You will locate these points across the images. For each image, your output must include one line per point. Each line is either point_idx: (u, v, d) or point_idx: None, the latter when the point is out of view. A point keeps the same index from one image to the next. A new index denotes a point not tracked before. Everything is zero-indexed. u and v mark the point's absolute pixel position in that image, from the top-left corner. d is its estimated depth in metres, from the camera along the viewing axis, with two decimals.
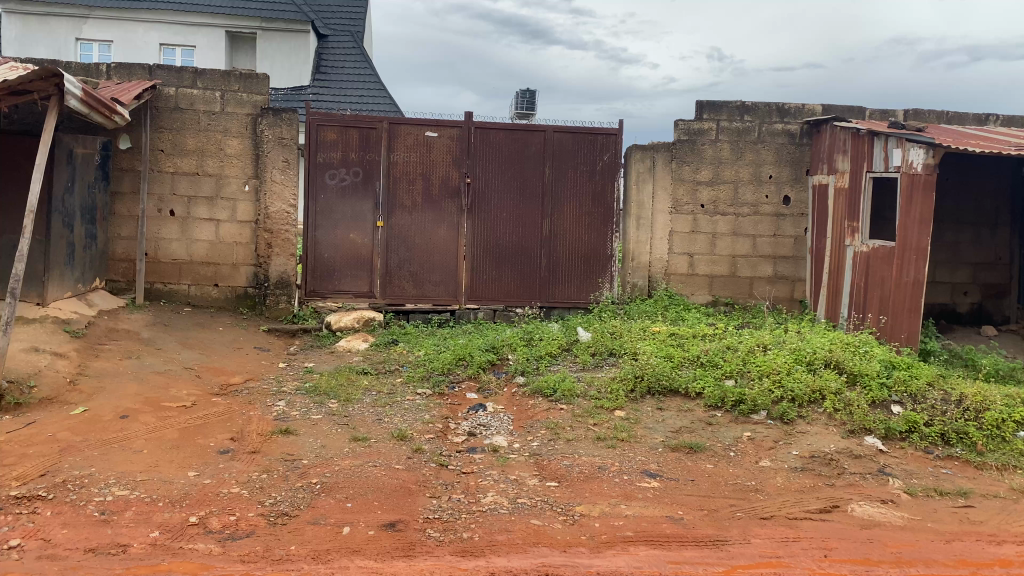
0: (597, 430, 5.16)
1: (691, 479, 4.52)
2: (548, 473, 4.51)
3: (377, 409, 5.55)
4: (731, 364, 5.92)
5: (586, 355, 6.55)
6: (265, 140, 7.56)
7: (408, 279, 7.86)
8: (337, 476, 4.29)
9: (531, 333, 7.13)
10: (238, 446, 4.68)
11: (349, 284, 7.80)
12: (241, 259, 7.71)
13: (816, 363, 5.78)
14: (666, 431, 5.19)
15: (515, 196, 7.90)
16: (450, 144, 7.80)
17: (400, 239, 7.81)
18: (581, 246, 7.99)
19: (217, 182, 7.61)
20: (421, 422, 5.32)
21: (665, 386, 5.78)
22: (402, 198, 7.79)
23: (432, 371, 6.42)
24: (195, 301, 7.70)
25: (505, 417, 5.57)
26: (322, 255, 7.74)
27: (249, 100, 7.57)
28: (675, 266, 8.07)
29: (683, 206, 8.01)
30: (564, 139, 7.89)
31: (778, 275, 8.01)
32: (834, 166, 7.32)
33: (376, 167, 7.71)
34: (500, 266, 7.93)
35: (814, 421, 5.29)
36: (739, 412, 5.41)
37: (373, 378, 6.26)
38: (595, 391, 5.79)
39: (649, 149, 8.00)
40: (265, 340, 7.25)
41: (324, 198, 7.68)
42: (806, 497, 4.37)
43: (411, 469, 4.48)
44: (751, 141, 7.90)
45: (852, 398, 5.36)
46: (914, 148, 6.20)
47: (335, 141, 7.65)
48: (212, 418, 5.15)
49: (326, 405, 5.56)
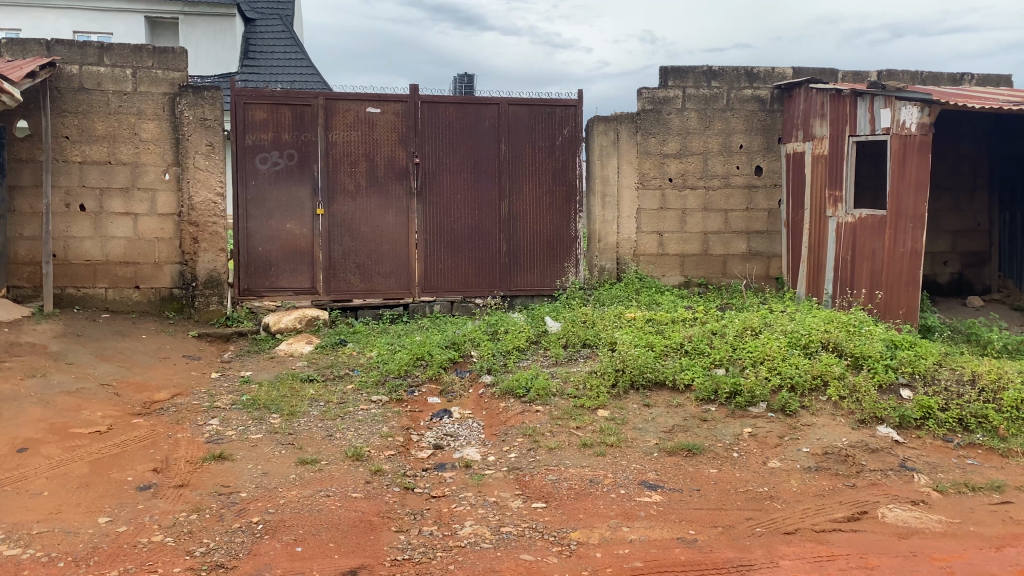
0: (581, 435, 4.53)
1: (697, 490, 3.92)
2: (533, 492, 3.86)
3: (327, 423, 4.84)
4: (719, 351, 5.35)
5: (558, 348, 5.92)
6: (186, 123, 6.73)
7: (353, 271, 7.12)
8: (282, 513, 3.58)
9: (495, 326, 6.47)
10: (162, 480, 3.92)
11: (288, 280, 7.02)
12: (165, 256, 6.87)
13: (812, 347, 5.25)
14: (657, 431, 4.58)
15: (468, 175, 7.21)
16: (394, 121, 7.06)
17: (344, 228, 7.07)
18: (543, 229, 7.35)
19: (133, 171, 6.74)
20: (379, 436, 4.62)
21: (650, 379, 5.18)
22: (343, 182, 7.03)
23: (387, 375, 5.71)
24: (113, 306, 6.83)
25: (474, 425, 4.91)
26: (255, 249, 6.94)
27: (166, 77, 6.73)
28: (644, 246, 7.50)
29: (650, 180, 7.42)
30: (519, 112, 7.22)
31: (753, 252, 7.52)
32: (811, 132, 6.81)
33: (313, 149, 6.94)
34: (456, 253, 7.25)
35: (819, 411, 4.76)
36: (736, 405, 4.84)
37: (320, 386, 5.53)
38: (573, 388, 5.17)
39: (613, 120, 7.36)
40: (195, 347, 6.44)
41: (255, 184, 6.88)
42: (829, 504, 3.82)
43: (371, 497, 3.79)
44: (719, 108, 7.36)
45: (857, 383, 4.84)
46: (905, 107, 5.72)
47: (265, 121, 6.85)
48: (132, 445, 4.37)
49: (266, 422, 4.82)
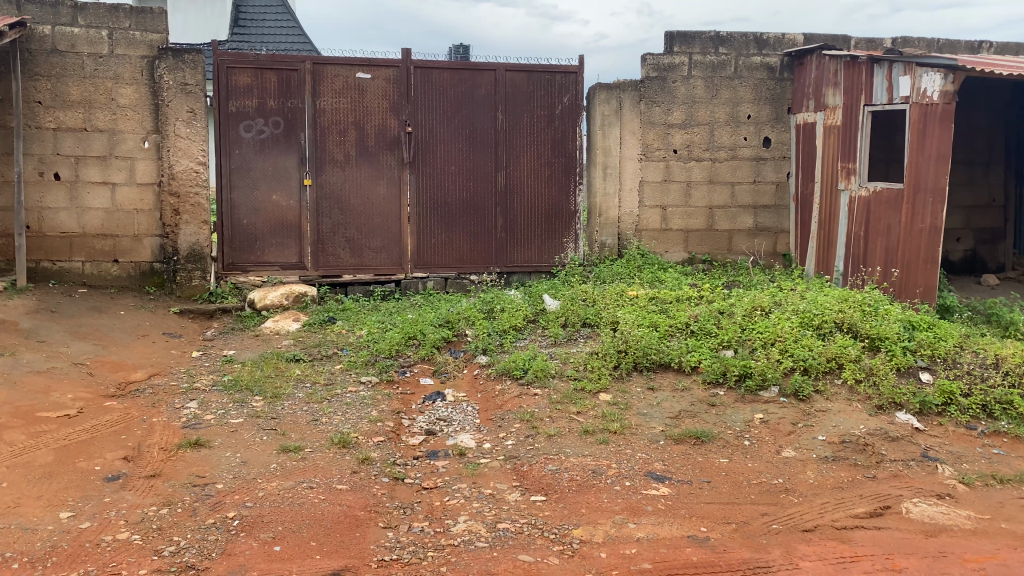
0: (583, 421, 4.26)
1: (708, 482, 3.65)
2: (532, 484, 3.59)
3: (313, 406, 4.56)
4: (728, 331, 5.08)
5: (557, 327, 5.63)
6: (166, 88, 6.38)
7: (343, 245, 6.81)
8: (261, 507, 3.31)
9: (490, 303, 6.18)
10: (133, 470, 3.63)
11: (274, 255, 6.71)
12: (145, 228, 6.55)
13: (826, 327, 4.97)
14: (663, 417, 4.31)
15: (463, 145, 6.89)
16: (386, 87, 6.71)
17: (332, 200, 6.75)
18: (541, 202, 7.04)
19: (110, 139, 6.40)
20: (367, 421, 4.33)
21: (654, 361, 4.90)
22: (332, 151, 6.70)
23: (378, 355, 5.42)
24: (90, 281, 6.52)
25: (468, 408, 4.65)
26: (240, 222, 6.63)
27: (144, 39, 6.37)
28: (647, 221, 7.21)
29: (654, 151, 7.11)
30: (517, 79, 6.89)
31: (760, 227, 7.23)
32: (823, 101, 6.50)
33: (300, 116, 6.60)
34: (450, 227, 6.94)
35: (834, 396, 4.49)
36: (746, 389, 4.57)
37: (306, 366, 5.24)
38: (573, 370, 4.89)
39: (615, 88, 7.02)
40: (176, 324, 6.14)
41: (239, 153, 6.55)
42: (848, 498, 3.56)
43: (357, 489, 3.52)
44: (726, 77, 7.03)
45: (874, 366, 4.58)
46: (927, 74, 5.39)
47: (250, 86, 6.51)
48: (103, 430, 4.08)
49: (248, 405, 4.54)
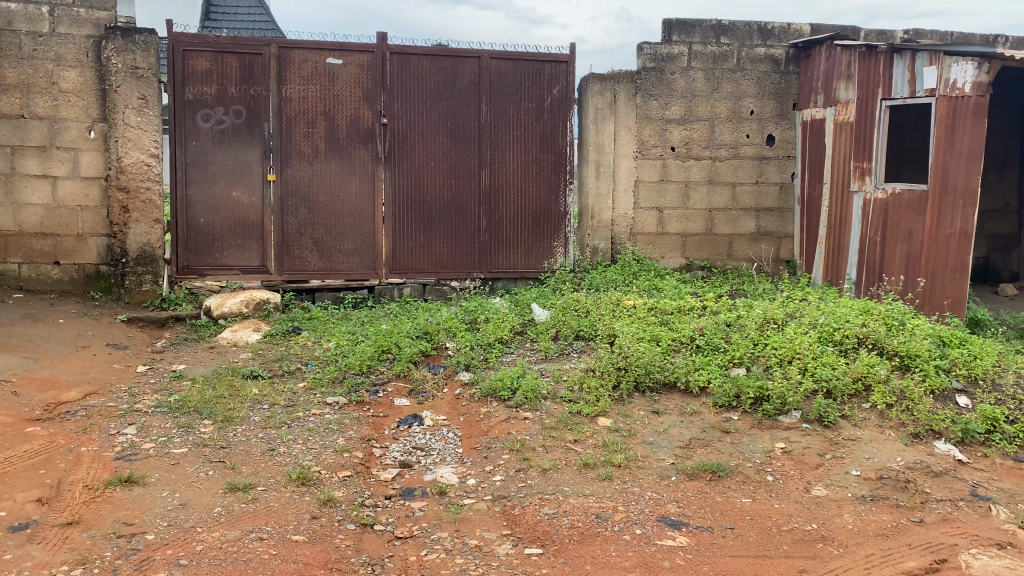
0: (582, 451, 3.70)
1: (731, 529, 3.11)
2: (525, 532, 3.03)
3: (271, 434, 3.96)
4: (738, 346, 4.55)
5: (547, 341, 5.08)
6: (113, 71, 5.73)
7: (310, 248, 6.21)
8: (197, 565, 2.71)
9: (473, 313, 5.62)
10: (47, 516, 3.03)
11: (234, 257, 6.10)
12: (89, 227, 5.90)
13: (848, 343, 4.45)
14: (673, 447, 3.76)
15: (443, 139, 6.32)
16: (359, 74, 6.13)
17: (299, 197, 6.15)
18: (528, 202, 6.49)
19: (51, 127, 5.75)
20: (332, 452, 3.76)
21: (659, 381, 4.35)
22: (300, 143, 6.11)
23: (347, 371, 4.83)
24: (28, 284, 5.87)
25: (449, 435, 4.09)
26: (196, 221, 6.00)
27: (90, 17, 5.73)
28: (642, 224, 6.68)
29: (650, 149, 6.58)
30: (502, 67, 6.34)
31: (762, 232, 6.75)
32: (833, 95, 6.00)
33: (263, 105, 6.00)
34: (429, 228, 6.37)
35: (862, 422, 3.97)
36: (764, 414, 4.04)
37: (265, 384, 4.64)
38: (566, 390, 4.33)
39: (609, 79, 6.49)
40: (122, 334, 5.51)
41: (195, 145, 5.94)
42: (898, 548, 3.02)
43: (317, 540, 2.93)
44: (728, 69, 6.53)
45: (907, 389, 4.06)
46: (957, 64, 4.98)
47: (208, 72, 5.90)
48: (18, 464, 3.47)
49: (194, 432, 3.94)
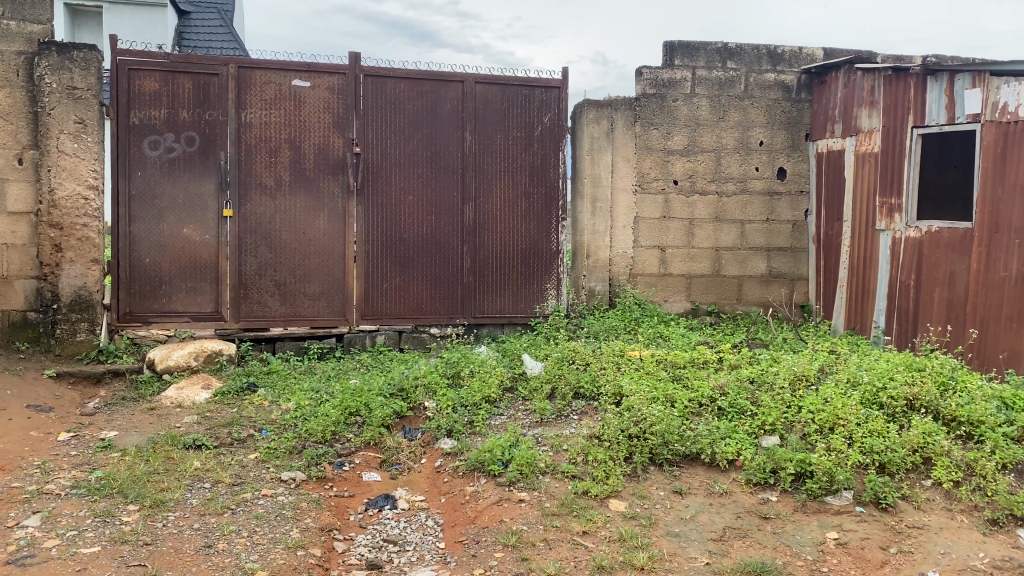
0: (596, 548, 2.99)
1: None
2: None
3: (210, 523, 3.22)
4: (768, 409, 3.87)
5: (542, 400, 4.38)
6: (47, 92, 5.03)
7: (271, 291, 5.51)
8: None
9: (455, 365, 4.91)
10: None
11: (183, 302, 5.37)
12: (16, 268, 5.14)
13: (897, 406, 3.80)
14: (704, 541, 3.06)
15: (422, 170, 5.68)
16: (328, 98, 5.49)
17: (259, 234, 5.46)
18: (517, 239, 5.83)
19: None
20: (283, 548, 3.02)
21: (679, 452, 3.66)
22: (261, 174, 5.43)
23: (308, 438, 4.10)
24: None
25: (428, 523, 3.37)
26: (140, 261, 5.28)
27: (21, 31, 5.05)
28: (642, 264, 6.05)
29: (651, 182, 5.98)
30: (488, 92, 5.72)
31: (774, 273, 6.14)
32: (854, 123, 5.44)
33: (219, 131, 5.33)
34: (406, 269, 5.69)
35: (926, 505, 3.30)
36: (808, 494, 3.35)
37: (209, 456, 3.89)
38: (569, 463, 3.62)
39: (607, 106, 5.88)
40: (48, 393, 4.74)
41: (141, 175, 5.25)
42: None
43: None
44: (735, 96, 5.97)
45: (977, 463, 3.39)
46: (1007, 86, 4.42)
47: (157, 94, 5.23)
48: None
49: (114, 522, 3.18)
